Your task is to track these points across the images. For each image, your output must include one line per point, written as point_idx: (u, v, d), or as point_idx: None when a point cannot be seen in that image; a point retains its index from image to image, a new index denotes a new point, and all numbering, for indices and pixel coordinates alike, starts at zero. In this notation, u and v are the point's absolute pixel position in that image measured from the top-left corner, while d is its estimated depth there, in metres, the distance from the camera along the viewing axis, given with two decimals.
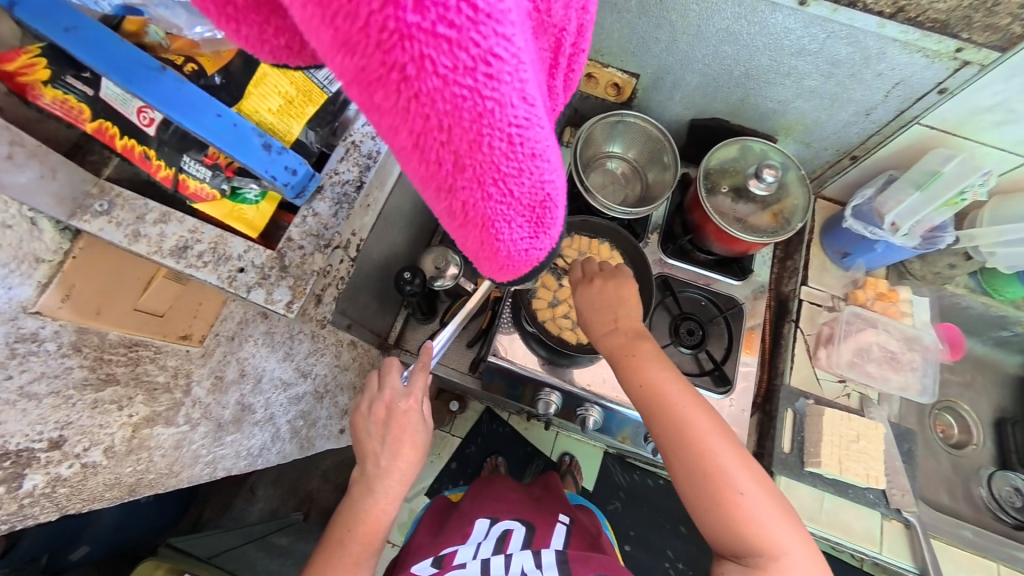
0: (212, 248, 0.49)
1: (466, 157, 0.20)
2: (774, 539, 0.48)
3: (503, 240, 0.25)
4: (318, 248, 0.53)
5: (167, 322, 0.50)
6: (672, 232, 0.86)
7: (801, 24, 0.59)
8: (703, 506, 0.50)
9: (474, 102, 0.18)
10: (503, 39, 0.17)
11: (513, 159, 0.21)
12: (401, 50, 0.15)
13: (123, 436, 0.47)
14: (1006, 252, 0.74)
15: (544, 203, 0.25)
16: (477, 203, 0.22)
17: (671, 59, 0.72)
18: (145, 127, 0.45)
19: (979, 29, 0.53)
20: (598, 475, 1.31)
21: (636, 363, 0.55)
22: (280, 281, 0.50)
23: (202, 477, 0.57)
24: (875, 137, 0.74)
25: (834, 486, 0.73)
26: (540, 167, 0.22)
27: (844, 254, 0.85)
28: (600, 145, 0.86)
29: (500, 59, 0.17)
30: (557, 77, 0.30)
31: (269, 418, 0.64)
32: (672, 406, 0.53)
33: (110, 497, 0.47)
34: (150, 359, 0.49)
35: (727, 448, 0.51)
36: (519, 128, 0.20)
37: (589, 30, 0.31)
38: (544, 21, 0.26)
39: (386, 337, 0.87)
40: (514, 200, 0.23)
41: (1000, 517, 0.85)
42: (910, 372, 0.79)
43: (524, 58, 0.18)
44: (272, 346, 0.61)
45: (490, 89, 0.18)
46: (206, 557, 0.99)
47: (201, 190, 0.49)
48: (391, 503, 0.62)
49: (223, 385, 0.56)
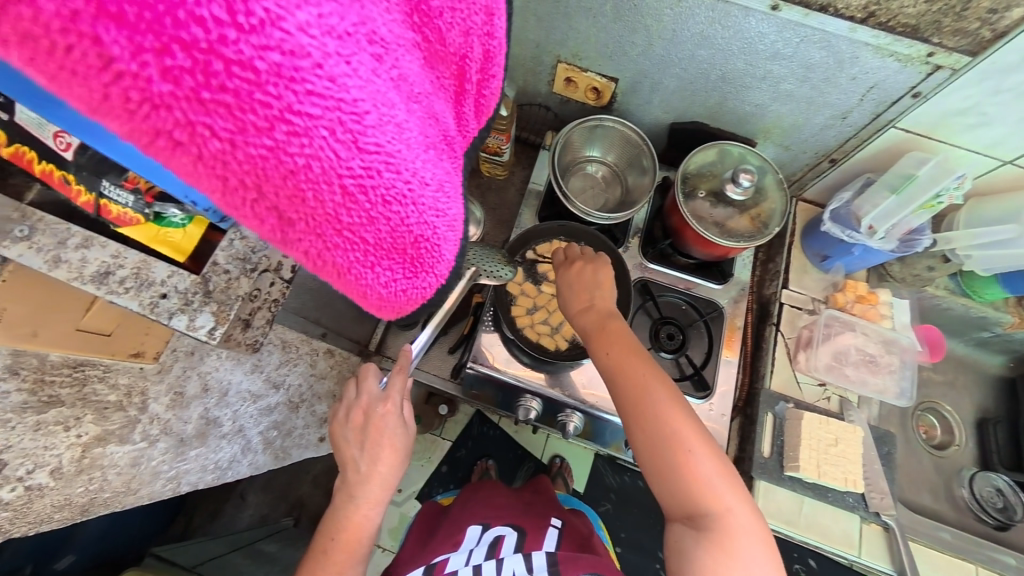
0: (136, 273, 0.46)
1: (289, 210, 0.22)
2: (721, 504, 0.47)
3: (370, 285, 0.28)
4: (245, 272, 0.51)
5: (113, 342, 0.48)
6: (652, 236, 0.85)
7: (774, 28, 0.59)
8: (659, 469, 0.49)
9: (279, 157, 0.20)
10: (303, 100, 0.19)
11: (352, 202, 0.23)
12: (160, 116, 0.18)
13: (72, 457, 0.46)
14: (982, 253, 0.75)
15: (418, 244, 0.28)
16: (323, 253, 0.25)
17: (648, 63, 0.72)
18: (63, 151, 0.40)
19: (949, 33, 0.53)
20: (589, 477, 1.31)
21: (605, 336, 0.56)
22: (202, 306, 0.48)
23: (165, 493, 0.53)
24: (852, 140, 0.74)
25: (813, 490, 0.73)
26: (397, 212, 0.25)
27: (824, 256, 0.85)
28: (579, 149, 0.86)
29: (298, 117, 0.20)
30: (464, 103, 0.32)
31: (239, 430, 0.60)
32: (631, 371, 0.53)
33: (59, 518, 0.46)
34: (98, 378, 0.49)
35: (683, 412, 0.51)
36: (354, 177, 0.22)
37: (499, 55, 0.32)
38: (438, 52, 0.28)
39: (366, 345, 0.87)
40: (368, 245, 0.26)
41: (982, 518, 0.86)
42: (888, 375, 0.79)
43: (347, 112, 0.21)
44: (238, 359, 0.58)
45: (294, 145, 0.20)
46: (191, 566, 0.97)
47: (125, 215, 0.45)
48: (373, 508, 0.61)
49: (183, 399, 0.54)
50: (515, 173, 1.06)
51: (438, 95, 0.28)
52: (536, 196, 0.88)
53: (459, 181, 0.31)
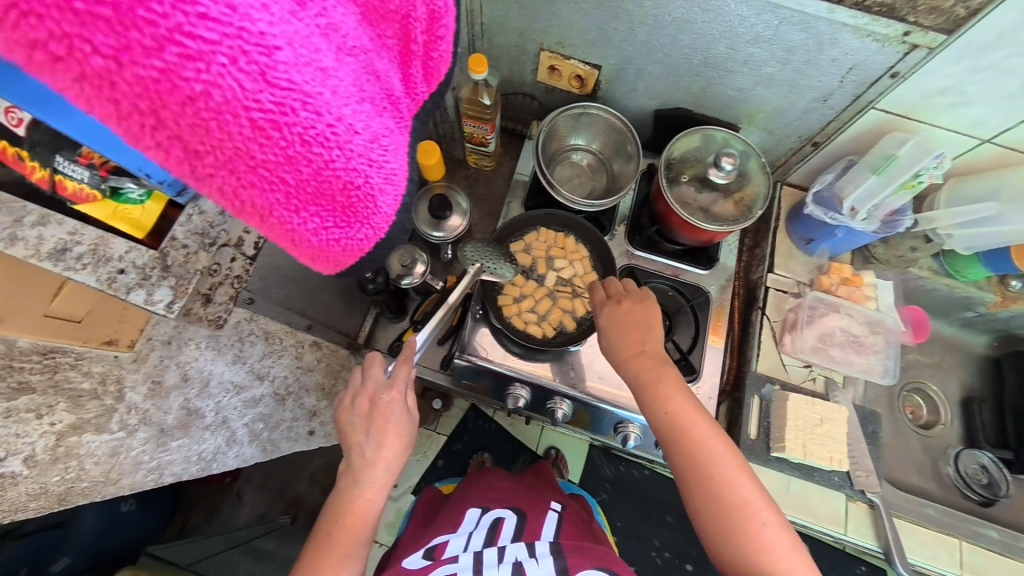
0: (94, 251, 0.41)
1: (195, 143, 0.22)
2: (787, 569, 0.48)
3: (295, 228, 0.28)
4: (204, 246, 0.47)
5: (88, 329, 0.42)
6: (639, 223, 0.86)
7: (754, 11, 0.59)
8: (723, 530, 0.50)
9: (173, 83, 0.20)
10: (196, 24, 0.20)
11: (263, 136, 0.23)
12: (35, 28, 0.17)
13: (46, 445, 0.41)
14: (963, 233, 0.76)
15: (348, 195, 0.29)
16: (238, 190, 0.25)
17: (631, 49, 0.72)
18: (14, 127, 0.34)
19: (925, 11, 0.53)
20: (584, 468, 1.31)
21: (665, 394, 0.55)
22: (161, 281, 0.44)
23: (146, 484, 0.50)
24: (834, 123, 0.74)
25: (800, 470, 0.75)
26: (319, 154, 0.26)
27: (809, 240, 0.85)
28: (564, 138, 0.86)
29: (193, 41, 0.20)
30: (411, 66, 0.32)
31: (223, 421, 0.58)
32: (694, 434, 0.53)
33: (35, 507, 0.41)
34: (71, 365, 0.42)
35: (747, 477, 0.51)
36: (265, 113, 0.23)
37: (450, 15, 0.32)
38: (378, 9, 0.28)
39: (355, 337, 0.93)
40: (288, 186, 0.26)
41: (967, 495, 0.87)
42: (872, 355, 0.80)
43: (249, 45, 0.21)
44: (218, 348, 0.55)
45: (190, 70, 0.20)
46: (186, 565, 0.96)
47: (81, 192, 0.38)
48: (378, 492, 0.60)
49: (162, 389, 0.49)
50: (503, 164, 1.07)
51: (375, 48, 0.28)
52: (522, 186, 0.88)
53: (404, 141, 0.32)
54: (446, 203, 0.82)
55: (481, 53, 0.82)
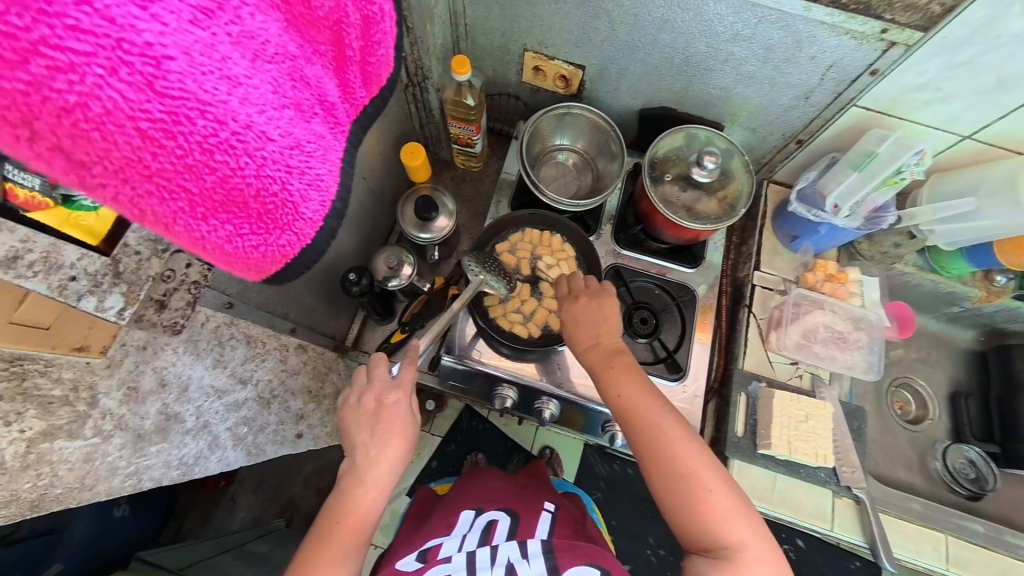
0: (45, 258, 0.36)
1: (77, 154, 0.20)
2: (741, 539, 0.48)
3: (205, 236, 0.27)
4: (159, 252, 0.43)
5: (55, 338, 0.39)
6: (625, 223, 0.86)
7: (732, 9, 0.59)
8: (676, 504, 0.50)
9: (43, 95, 0.19)
10: (65, 37, 0.19)
11: (156, 145, 0.22)
12: None
13: (16, 453, 0.39)
14: (944, 228, 0.76)
15: (261, 200, 0.28)
16: (136, 202, 0.23)
17: (613, 49, 0.72)
18: None
19: (900, 9, 0.53)
20: (577, 467, 1.32)
21: (616, 375, 0.56)
22: (113, 287, 0.41)
23: (123, 489, 0.50)
24: (816, 121, 0.75)
25: (786, 467, 0.75)
26: (223, 162, 0.25)
27: (794, 237, 0.86)
28: (548, 138, 0.86)
29: (62, 53, 0.19)
30: (349, 71, 0.33)
31: (204, 425, 0.59)
32: (644, 412, 0.54)
33: (5, 514, 0.41)
34: (40, 373, 0.39)
35: (696, 450, 0.52)
36: (155, 123, 0.22)
37: (384, 21, 0.33)
38: (304, 15, 0.28)
39: (343, 339, 0.96)
40: (193, 195, 0.25)
41: (955, 489, 0.87)
42: (856, 351, 0.80)
43: (128, 57, 0.20)
44: (197, 353, 0.54)
45: (61, 82, 0.19)
46: (178, 569, 0.96)
47: (32, 201, 0.32)
48: (381, 493, 0.59)
49: (138, 395, 0.49)
50: (490, 164, 1.07)
51: (297, 55, 0.28)
52: (508, 186, 0.88)
53: (333, 145, 0.32)
54: (431, 203, 0.81)
55: (465, 54, 0.82)
